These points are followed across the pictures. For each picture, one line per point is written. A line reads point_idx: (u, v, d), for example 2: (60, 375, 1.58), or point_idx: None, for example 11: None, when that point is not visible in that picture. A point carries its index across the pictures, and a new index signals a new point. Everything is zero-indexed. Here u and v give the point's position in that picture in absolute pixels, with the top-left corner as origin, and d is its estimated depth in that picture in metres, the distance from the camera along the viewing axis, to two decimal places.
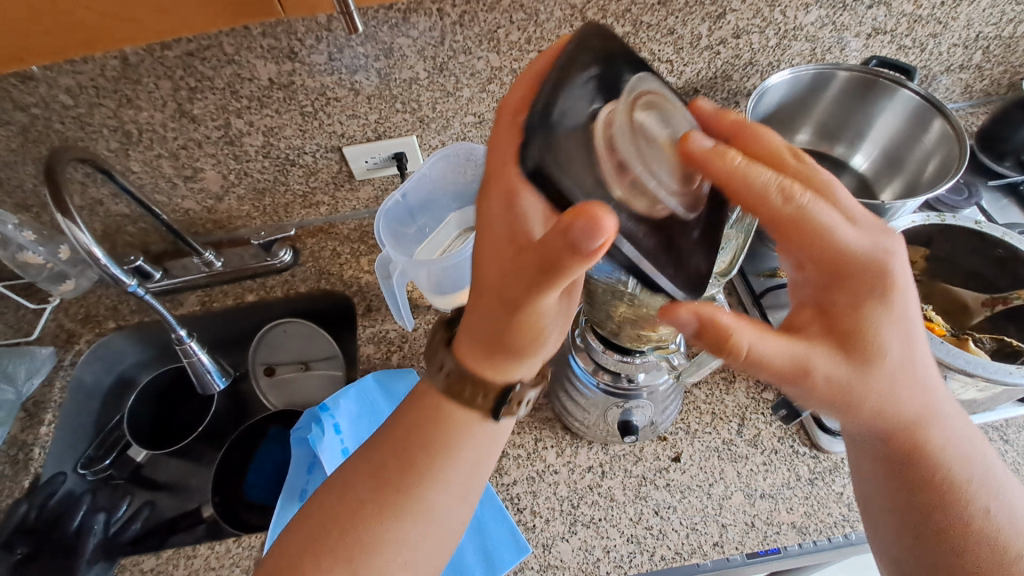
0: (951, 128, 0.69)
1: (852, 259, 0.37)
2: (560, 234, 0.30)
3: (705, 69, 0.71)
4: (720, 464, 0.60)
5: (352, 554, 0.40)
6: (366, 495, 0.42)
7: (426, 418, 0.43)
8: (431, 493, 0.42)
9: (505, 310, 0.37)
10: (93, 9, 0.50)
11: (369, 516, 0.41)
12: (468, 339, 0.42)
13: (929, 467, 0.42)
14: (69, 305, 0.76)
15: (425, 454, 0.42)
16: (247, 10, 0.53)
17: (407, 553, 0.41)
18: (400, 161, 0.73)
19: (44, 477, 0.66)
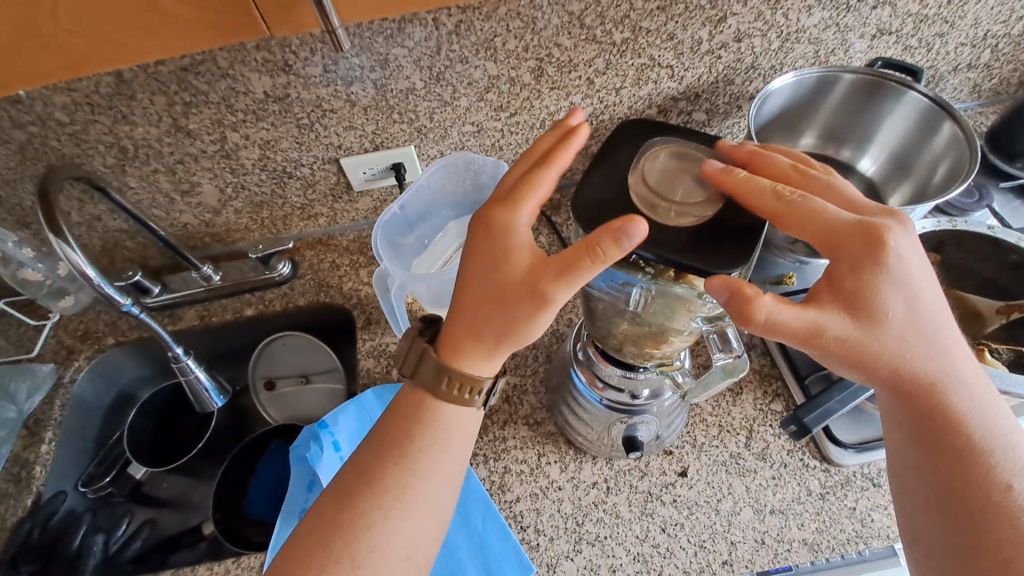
0: (960, 131, 0.68)
1: (841, 229, 0.38)
2: (602, 234, 0.35)
3: (706, 74, 0.70)
4: (728, 478, 0.59)
5: (326, 571, 0.40)
6: (341, 510, 0.42)
7: (397, 432, 0.44)
8: (402, 506, 0.42)
9: (511, 296, 0.40)
10: (74, 31, 0.49)
11: (343, 532, 0.42)
12: (459, 317, 0.43)
13: (956, 428, 0.41)
14: (68, 321, 0.76)
15: (392, 467, 0.43)
16: (237, 29, 0.52)
17: (386, 564, 0.41)
18: (398, 171, 0.72)
19: (44, 496, 0.66)
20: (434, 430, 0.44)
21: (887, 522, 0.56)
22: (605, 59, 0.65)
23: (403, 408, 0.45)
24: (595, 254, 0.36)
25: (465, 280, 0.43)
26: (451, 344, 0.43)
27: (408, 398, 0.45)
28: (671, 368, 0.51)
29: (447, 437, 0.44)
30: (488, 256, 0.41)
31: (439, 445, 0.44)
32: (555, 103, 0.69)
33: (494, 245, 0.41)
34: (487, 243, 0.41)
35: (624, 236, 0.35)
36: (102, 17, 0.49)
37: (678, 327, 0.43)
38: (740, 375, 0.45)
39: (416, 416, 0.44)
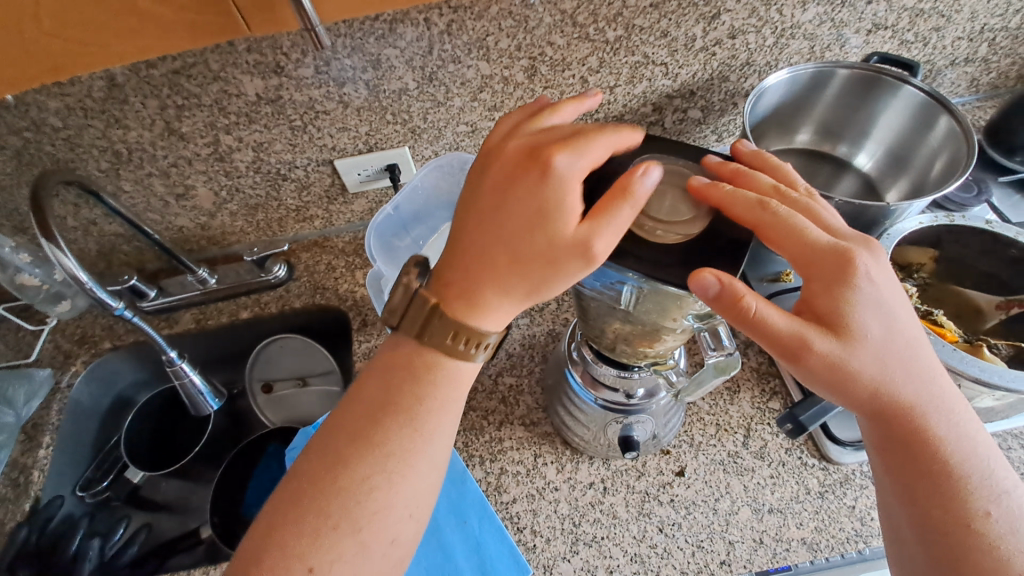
0: (957, 125, 0.67)
1: (818, 250, 0.38)
2: (635, 175, 0.37)
3: (701, 71, 0.70)
4: (726, 478, 0.58)
5: (324, 536, 0.38)
6: (337, 474, 0.40)
7: (398, 393, 0.42)
8: (404, 470, 0.41)
9: (542, 245, 0.38)
10: (57, 34, 0.50)
11: (342, 497, 0.39)
12: (476, 275, 0.40)
13: (937, 459, 0.39)
14: (65, 326, 0.76)
15: (394, 430, 0.41)
16: (213, 28, 0.53)
17: (388, 526, 0.40)
18: (392, 172, 0.72)
19: (42, 501, 0.65)
20: (439, 390, 0.42)
21: None
22: (598, 57, 0.65)
23: (403, 366, 0.42)
24: (632, 197, 0.37)
25: (482, 237, 0.40)
26: (466, 305, 0.40)
27: (408, 358, 0.43)
28: (665, 367, 0.51)
29: (451, 397, 0.42)
30: (511, 206, 0.39)
31: (443, 406, 0.42)
32: (549, 102, 0.69)
33: (517, 195, 0.39)
34: (511, 194, 0.39)
35: (650, 177, 0.37)
36: (82, 21, 0.49)
37: (672, 325, 0.43)
38: (733, 371, 0.46)
39: (419, 376, 0.42)
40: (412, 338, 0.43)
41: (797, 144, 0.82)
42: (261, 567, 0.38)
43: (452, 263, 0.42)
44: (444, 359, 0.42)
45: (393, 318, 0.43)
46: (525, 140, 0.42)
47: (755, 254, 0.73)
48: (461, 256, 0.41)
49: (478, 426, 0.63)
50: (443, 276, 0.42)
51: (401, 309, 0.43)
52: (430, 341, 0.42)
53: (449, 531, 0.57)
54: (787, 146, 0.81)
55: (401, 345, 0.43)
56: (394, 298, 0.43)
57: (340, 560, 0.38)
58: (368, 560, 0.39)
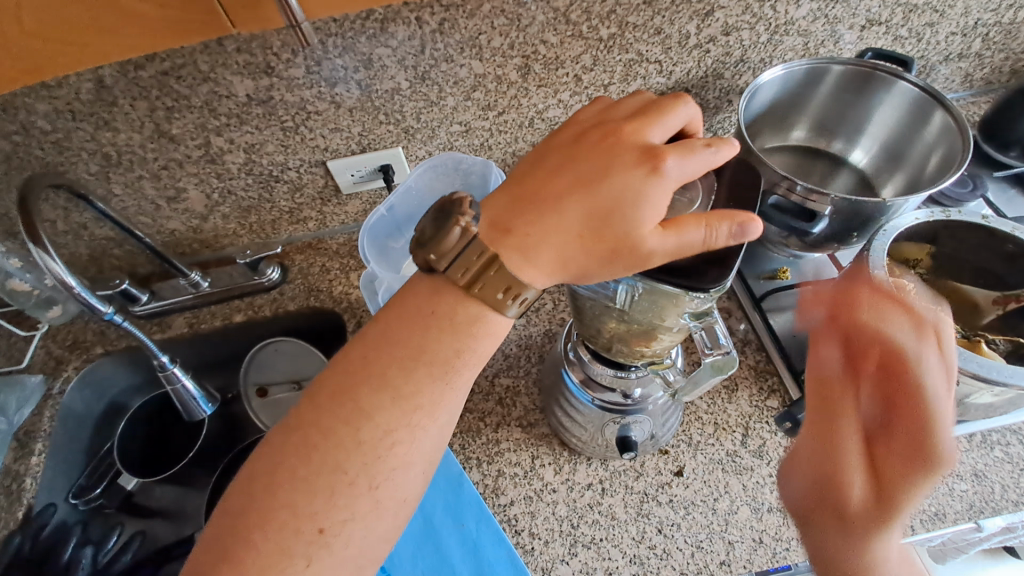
0: (952, 120, 0.67)
1: None
2: (724, 216, 0.35)
3: (695, 68, 0.69)
4: (725, 477, 0.58)
5: (339, 495, 0.37)
6: (358, 429, 0.38)
7: (432, 344, 0.39)
8: (428, 426, 0.39)
9: (613, 231, 0.36)
10: (38, 36, 0.50)
11: (362, 453, 0.37)
12: (541, 236, 0.37)
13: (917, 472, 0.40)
14: (57, 331, 0.74)
15: (424, 384, 0.39)
16: (196, 27, 0.52)
17: (404, 483, 0.39)
18: (386, 173, 0.72)
19: (35, 510, 0.64)
20: (476, 344, 0.40)
21: None
22: (592, 55, 0.65)
23: (442, 315, 0.39)
24: (712, 230, 0.35)
25: (564, 198, 0.37)
26: (520, 263, 0.38)
27: (449, 309, 0.39)
28: (663, 367, 0.51)
29: (484, 350, 0.40)
30: (605, 182, 0.37)
31: (476, 360, 0.40)
32: (543, 101, 0.68)
33: (615, 173, 0.37)
34: (610, 168, 0.37)
35: (740, 229, 0.35)
36: (62, 21, 0.49)
37: (668, 324, 0.42)
38: (729, 372, 0.44)
39: (458, 329, 0.39)
40: (457, 287, 0.39)
41: (792, 141, 0.82)
42: (264, 527, 0.36)
43: (523, 210, 0.38)
44: (487, 312, 0.40)
45: (438, 261, 0.39)
46: (633, 121, 0.40)
47: (751, 254, 0.73)
48: (536, 207, 0.38)
49: (475, 428, 0.63)
50: (508, 222, 0.38)
51: (452, 252, 0.38)
52: (478, 293, 0.39)
53: (446, 532, 0.57)
54: (782, 143, 0.81)
55: (441, 292, 0.40)
56: (443, 236, 0.38)
57: (354, 519, 0.37)
58: (381, 517, 0.38)
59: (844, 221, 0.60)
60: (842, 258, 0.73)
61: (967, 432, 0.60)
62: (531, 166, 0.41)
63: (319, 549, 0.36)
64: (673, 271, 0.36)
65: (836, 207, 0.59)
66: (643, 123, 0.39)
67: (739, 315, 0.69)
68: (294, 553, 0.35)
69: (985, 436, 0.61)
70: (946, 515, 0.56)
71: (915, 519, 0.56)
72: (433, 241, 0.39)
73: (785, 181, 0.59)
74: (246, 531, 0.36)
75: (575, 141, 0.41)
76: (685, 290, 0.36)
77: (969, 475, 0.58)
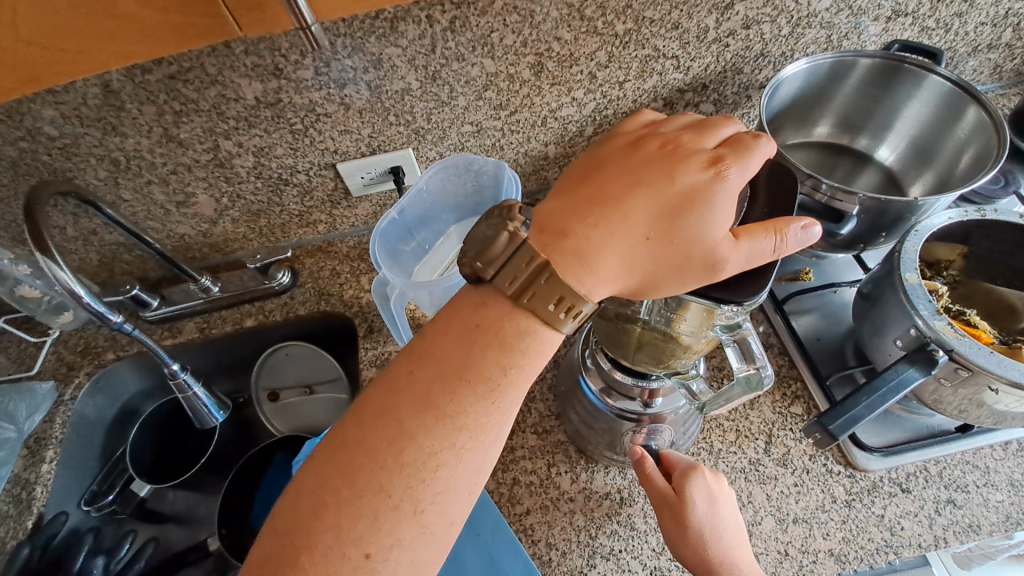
0: (986, 115, 0.64)
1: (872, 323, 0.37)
2: (791, 222, 0.35)
3: (713, 63, 0.67)
4: (748, 486, 0.56)
5: (383, 519, 0.34)
6: (402, 450, 0.35)
7: (479, 360, 0.36)
8: (474, 447, 0.36)
9: (682, 238, 0.35)
10: (34, 42, 0.47)
11: (406, 475, 0.35)
12: (602, 241, 0.35)
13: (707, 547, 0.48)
14: (68, 337, 0.74)
15: (470, 403, 0.36)
16: (199, 31, 0.51)
17: (450, 509, 0.36)
18: (396, 175, 0.70)
19: (46, 517, 0.64)
20: (526, 360, 0.37)
21: (918, 530, 0.54)
22: (607, 52, 0.63)
23: (489, 328, 0.37)
24: (781, 238, 0.35)
25: (628, 204, 0.36)
26: (579, 270, 0.35)
27: (497, 320, 0.37)
28: (687, 376, 0.48)
29: (534, 365, 0.38)
30: (671, 188, 0.35)
31: (525, 377, 0.37)
32: (556, 99, 0.67)
33: (680, 180, 0.35)
34: (674, 174, 0.36)
35: (806, 234, 0.35)
36: (58, 26, 0.47)
37: (696, 337, 0.41)
38: (762, 389, 0.43)
39: (507, 343, 0.37)
40: (505, 297, 0.37)
41: (815, 138, 0.79)
42: (310, 551, 0.33)
43: (581, 213, 0.36)
44: (537, 325, 0.37)
45: (485, 270, 0.37)
46: (689, 131, 0.39)
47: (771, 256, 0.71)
48: (597, 212, 0.36)
49: None
50: (565, 224, 0.36)
51: (499, 259, 0.36)
52: (528, 303, 0.36)
53: (461, 546, 0.55)
54: (804, 140, 0.79)
55: (489, 303, 0.37)
56: (491, 243, 0.36)
57: (400, 545, 0.35)
58: (428, 543, 0.35)
59: (872, 220, 0.58)
60: (868, 258, 0.70)
61: (1002, 440, 0.58)
62: (584, 171, 0.39)
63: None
64: (710, 284, 0.36)
65: (865, 207, 0.57)
66: (699, 133, 0.39)
67: (760, 318, 0.66)
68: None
69: (1020, 444, 0.59)
70: (981, 526, 0.54)
71: (947, 531, 0.54)
72: (479, 250, 0.37)
73: (810, 179, 0.57)
74: (291, 557, 0.34)
75: (630, 148, 0.39)
76: (718, 303, 0.36)
77: (1004, 485, 0.56)
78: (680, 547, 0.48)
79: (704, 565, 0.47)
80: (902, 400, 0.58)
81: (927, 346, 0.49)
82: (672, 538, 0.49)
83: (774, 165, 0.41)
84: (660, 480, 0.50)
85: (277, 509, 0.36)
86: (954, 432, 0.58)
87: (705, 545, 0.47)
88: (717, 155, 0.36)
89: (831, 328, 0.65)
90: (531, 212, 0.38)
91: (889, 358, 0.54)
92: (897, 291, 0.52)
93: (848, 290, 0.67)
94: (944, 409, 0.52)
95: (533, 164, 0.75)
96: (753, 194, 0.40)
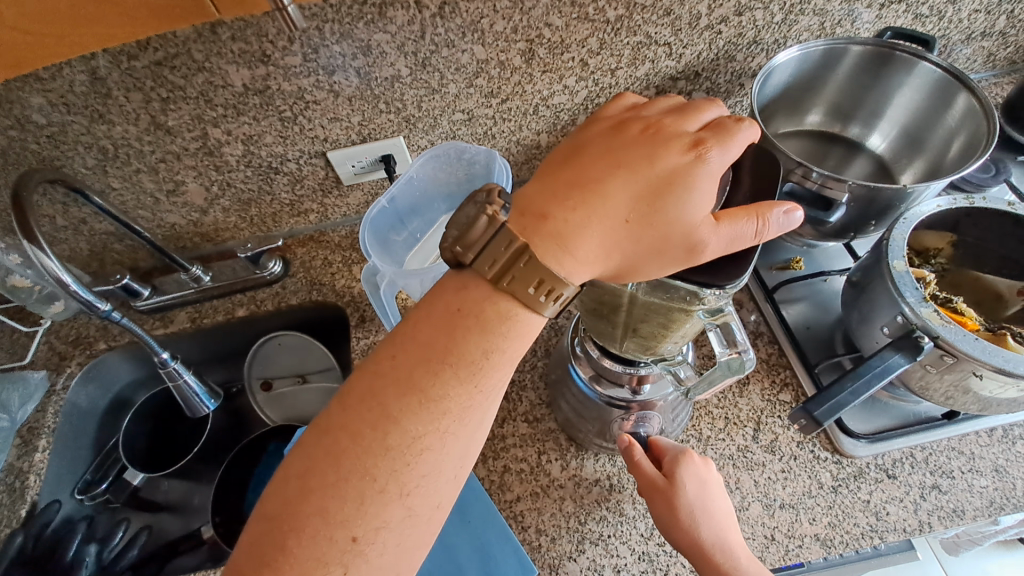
0: (977, 102, 0.64)
1: None
2: (773, 206, 0.35)
3: (706, 51, 0.67)
4: (736, 473, 0.56)
5: (369, 503, 0.35)
6: (386, 434, 0.35)
7: (461, 344, 0.36)
8: (458, 430, 0.37)
9: (662, 222, 0.35)
10: (17, 28, 0.48)
11: (391, 459, 0.35)
12: (582, 223, 0.35)
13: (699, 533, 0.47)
14: (60, 327, 0.73)
15: (453, 386, 0.36)
16: (177, 15, 0.51)
17: (435, 491, 0.36)
18: (387, 164, 0.70)
19: (39, 506, 0.63)
20: (508, 343, 0.37)
21: (903, 515, 0.54)
22: (599, 39, 0.62)
23: (471, 312, 0.37)
24: (762, 222, 0.35)
25: (609, 187, 0.35)
26: (559, 254, 0.35)
27: (478, 304, 0.37)
28: (674, 363, 0.49)
29: (516, 348, 0.38)
30: (651, 170, 0.35)
31: (508, 360, 0.38)
32: (548, 87, 0.66)
33: (661, 163, 0.35)
34: (656, 157, 0.36)
35: (787, 219, 0.35)
36: (34, 11, 0.47)
37: (681, 323, 0.41)
38: (744, 371, 0.43)
39: (489, 327, 0.37)
40: (486, 280, 0.37)
41: (807, 126, 0.79)
42: (297, 535, 0.34)
43: (562, 197, 0.36)
44: (519, 309, 0.37)
45: (465, 254, 0.37)
46: (672, 114, 0.39)
47: (764, 244, 0.71)
48: (577, 194, 0.36)
49: None
50: (545, 208, 0.36)
51: (479, 243, 0.36)
52: (508, 287, 0.36)
53: (453, 534, 0.55)
54: (796, 128, 0.79)
55: (470, 287, 0.37)
56: (470, 227, 0.36)
57: (387, 527, 0.35)
58: (414, 524, 0.36)
59: (861, 209, 0.58)
60: (858, 247, 0.71)
61: (988, 426, 0.59)
62: (566, 154, 0.39)
63: (353, 558, 0.34)
64: (691, 267, 0.36)
65: (855, 196, 0.57)
66: (681, 117, 0.39)
67: (750, 307, 0.67)
68: (329, 562, 0.34)
69: (1005, 430, 0.59)
70: (965, 511, 0.54)
71: (932, 516, 0.54)
72: (459, 233, 0.37)
73: (801, 168, 0.56)
74: (279, 540, 0.34)
75: (612, 131, 0.39)
76: (699, 287, 0.36)
77: (989, 470, 0.57)
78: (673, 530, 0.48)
79: (697, 547, 0.47)
80: (890, 387, 0.58)
81: (912, 332, 0.49)
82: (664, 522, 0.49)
83: (761, 149, 0.41)
84: (649, 467, 0.50)
85: (265, 495, 0.36)
86: (940, 419, 0.59)
87: (697, 527, 0.48)
88: (699, 138, 0.36)
89: (820, 316, 0.65)
90: (512, 196, 0.38)
91: (875, 346, 0.55)
92: (884, 279, 0.52)
93: (838, 278, 0.67)
94: (930, 395, 0.53)
95: (525, 153, 0.75)
96: (738, 178, 0.40)
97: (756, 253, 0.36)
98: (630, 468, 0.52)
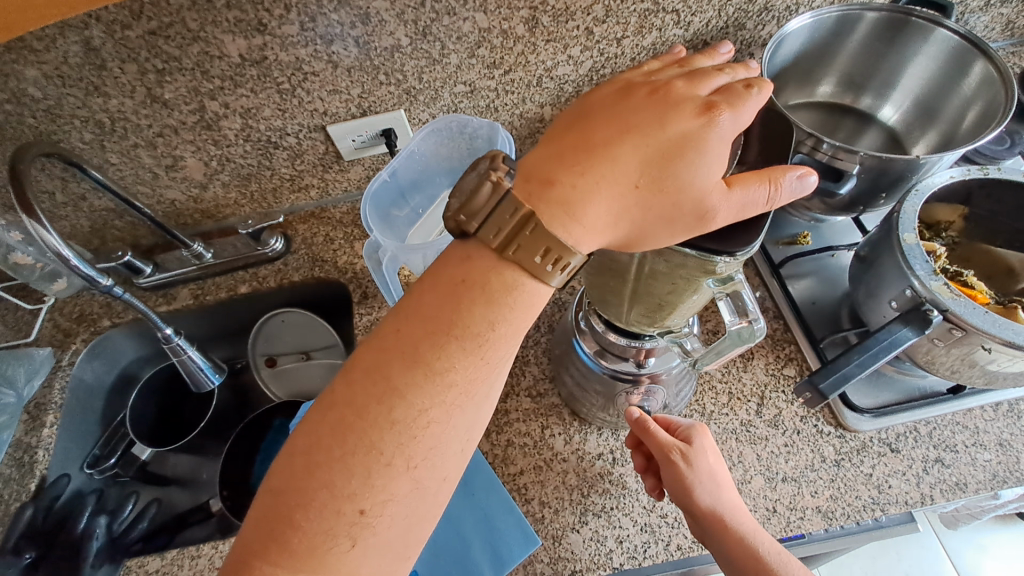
0: (995, 70, 0.62)
1: None
2: (785, 171, 0.35)
3: (715, 19, 0.64)
4: (739, 447, 0.57)
5: (376, 476, 0.35)
6: (391, 408, 0.35)
7: (466, 316, 0.36)
8: (465, 403, 0.37)
9: (673, 187, 0.34)
10: None
11: (397, 432, 0.35)
12: (590, 188, 0.34)
13: (713, 506, 0.48)
14: (63, 304, 0.73)
15: (459, 359, 0.36)
16: None
17: (443, 464, 0.37)
18: (388, 137, 0.69)
19: (49, 480, 0.64)
20: (514, 315, 0.37)
21: (905, 488, 0.55)
22: (604, 6, 0.60)
23: (475, 284, 0.36)
24: (774, 188, 0.34)
25: (617, 151, 0.35)
26: (566, 220, 0.34)
27: (483, 274, 0.36)
28: (680, 335, 0.48)
29: (522, 320, 0.37)
30: (661, 134, 0.35)
31: (514, 332, 0.37)
32: (552, 57, 0.64)
33: (671, 127, 0.35)
34: (667, 120, 0.35)
35: (800, 183, 0.35)
36: None
37: (688, 294, 0.40)
38: (754, 341, 0.43)
39: (494, 298, 0.36)
40: (490, 250, 0.36)
41: (818, 97, 0.77)
42: (304, 509, 0.34)
43: (568, 162, 0.35)
44: (524, 279, 0.36)
45: (468, 223, 0.36)
46: (682, 77, 0.38)
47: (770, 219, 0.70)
48: (584, 159, 0.35)
49: None
50: (551, 173, 0.35)
51: (482, 212, 0.35)
52: (513, 256, 0.36)
53: (457, 508, 0.55)
54: (805, 100, 0.77)
55: (473, 257, 0.37)
56: (473, 196, 0.35)
57: (393, 500, 0.35)
58: (422, 497, 0.36)
59: (872, 180, 0.57)
60: (867, 221, 0.70)
61: (994, 401, 0.59)
62: (572, 119, 0.38)
63: (361, 531, 0.34)
64: (700, 235, 0.35)
65: (866, 167, 0.55)
66: (691, 79, 0.38)
67: (755, 282, 0.66)
68: (337, 535, 0.34)
69: (1010, 405, 0.59)
70: (967, 484, 0.55)
71: (934, 489, 0.55)
72: (462, 202, 0.36)
73: (811, 139, 0.55)
74: (286, 514, 0.34)
75: (620, 95, 0.38)
76: (709, 254, 0.35)
77: (993, 444, 0.57)
78: (691, 500, 0.48)
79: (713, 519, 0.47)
80: (896, 361, 0.58)
81: (922, 305, 0.48)
82: (677, 491, 0.49)
83: (771, 116, 0.40)
84: (666, 437, 0.49)
85: (272, 471, 0.36)
86: (946, 393, 0.59)
87: (710, 499, 0.48)
88: (711, 101, 0.36)
89: (826, 291, 0.65)
90: (515, 163, 0.37)
91: (882, 319, 0.54)
92: (894, 251, 0.52)
93: (846, 253, 0.66)
94: (936, 369, 0.52)
95: (528, 127, 0.74)
96: (747, 145, 0.39)
97: (767, 220, 0.36)
98: (645, 437, 0.50)
